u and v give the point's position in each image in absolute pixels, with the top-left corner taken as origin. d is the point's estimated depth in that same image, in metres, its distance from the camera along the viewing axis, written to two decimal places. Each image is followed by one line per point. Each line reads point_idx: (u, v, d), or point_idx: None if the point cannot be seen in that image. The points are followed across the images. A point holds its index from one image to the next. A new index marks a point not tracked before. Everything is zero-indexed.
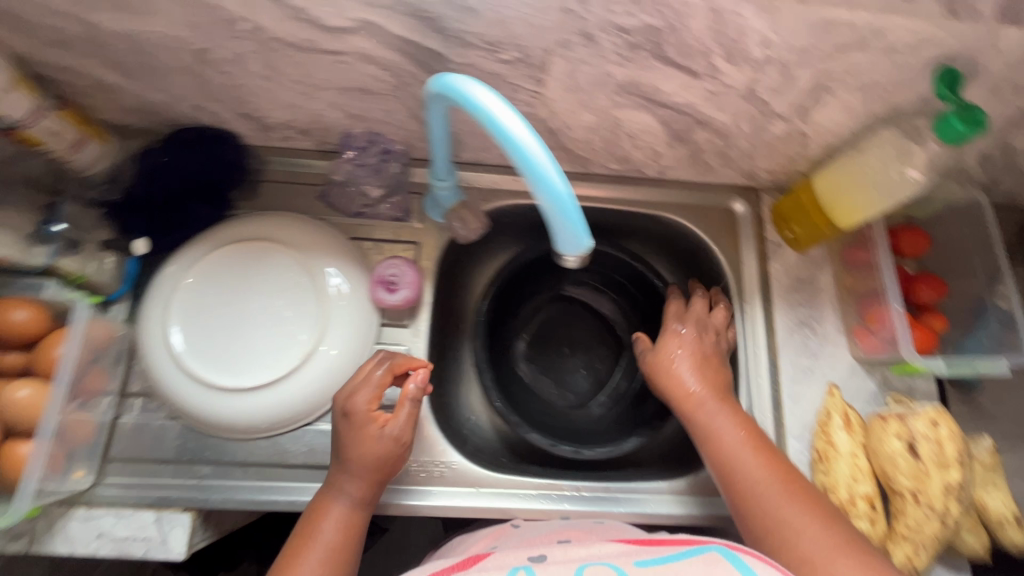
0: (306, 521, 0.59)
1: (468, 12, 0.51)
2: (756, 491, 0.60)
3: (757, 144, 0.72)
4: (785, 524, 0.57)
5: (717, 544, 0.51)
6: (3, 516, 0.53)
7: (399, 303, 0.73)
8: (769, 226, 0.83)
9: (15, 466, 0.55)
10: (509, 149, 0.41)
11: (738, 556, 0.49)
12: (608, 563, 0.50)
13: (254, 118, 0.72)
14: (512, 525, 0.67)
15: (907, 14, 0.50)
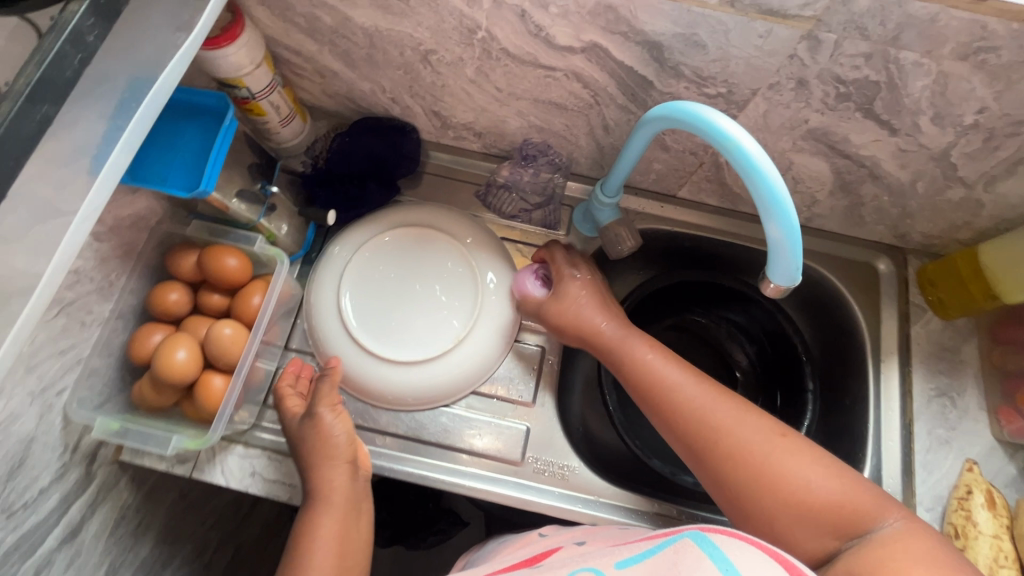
0: (302, 518, 0.61)
1: (696, 47, 0.55)
2: (764, 456, 0.56)
3: (924, 206, 0.72)
4: (827, 503, 0.52)
5: (690, 530, 0.45)
6: (203, 440, 0.60)
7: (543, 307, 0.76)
8: (912, 288, 0.82)
9: (213, 398, 0.62)
10: (753, 179, 0.44)
11: (711, 540, 0.43)
12: (590, 567, 0.47)
13: (440, 117, 0.78)
14: (540, 534, 0.66)
15: None
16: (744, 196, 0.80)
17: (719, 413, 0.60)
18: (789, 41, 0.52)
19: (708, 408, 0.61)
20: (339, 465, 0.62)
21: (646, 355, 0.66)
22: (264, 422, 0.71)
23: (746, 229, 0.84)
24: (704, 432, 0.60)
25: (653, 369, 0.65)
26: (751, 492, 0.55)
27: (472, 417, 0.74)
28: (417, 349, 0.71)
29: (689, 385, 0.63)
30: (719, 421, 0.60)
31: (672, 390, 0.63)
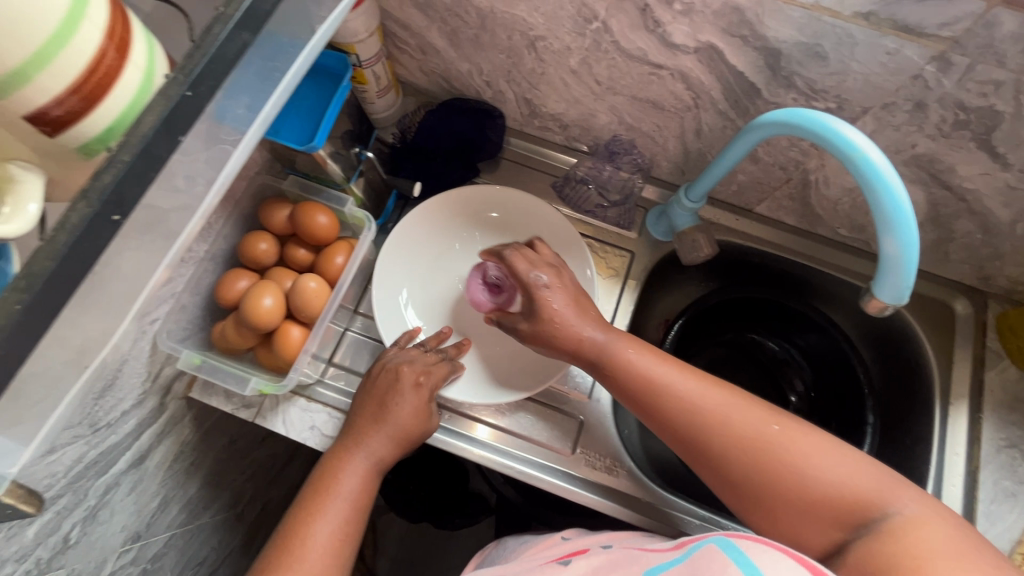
0: (324, 468, 0.58)
1: (816, 58, 0.54)
2: (775, 448, 0.52)
3: (1018, 249, 0.70)
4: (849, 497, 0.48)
5: (713, 537, 0.44)
6: (281, 386, 0.62)
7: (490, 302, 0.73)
8: (991, 334, 0.79)
9: (291, 347, 0.64)
10: (879, 194, 0.44)
11: (734, 545, 0.43)
12: None
13: (530, 105, 0.79)
14: (561, 538, 0.62)
15: None
16: (824, 218, 0.79)
17: (739, 428, 0.54)
18: (916, 61, 0.51)
19: (696, 398, 0.56)
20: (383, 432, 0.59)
21: (645, 363, 0.59)
22: (327, 379, 0.72)
23: (821, 253, 0.83)
24: (724, 440, 0.54)
25: (642, 369, 0.58)
26: (767, 497, 0.51)
27: (527, 402, 0.74)
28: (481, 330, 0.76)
29: (683, 382, 0.57)
30: (734, 426, 0.54)
31: (682, 395, 0.56)
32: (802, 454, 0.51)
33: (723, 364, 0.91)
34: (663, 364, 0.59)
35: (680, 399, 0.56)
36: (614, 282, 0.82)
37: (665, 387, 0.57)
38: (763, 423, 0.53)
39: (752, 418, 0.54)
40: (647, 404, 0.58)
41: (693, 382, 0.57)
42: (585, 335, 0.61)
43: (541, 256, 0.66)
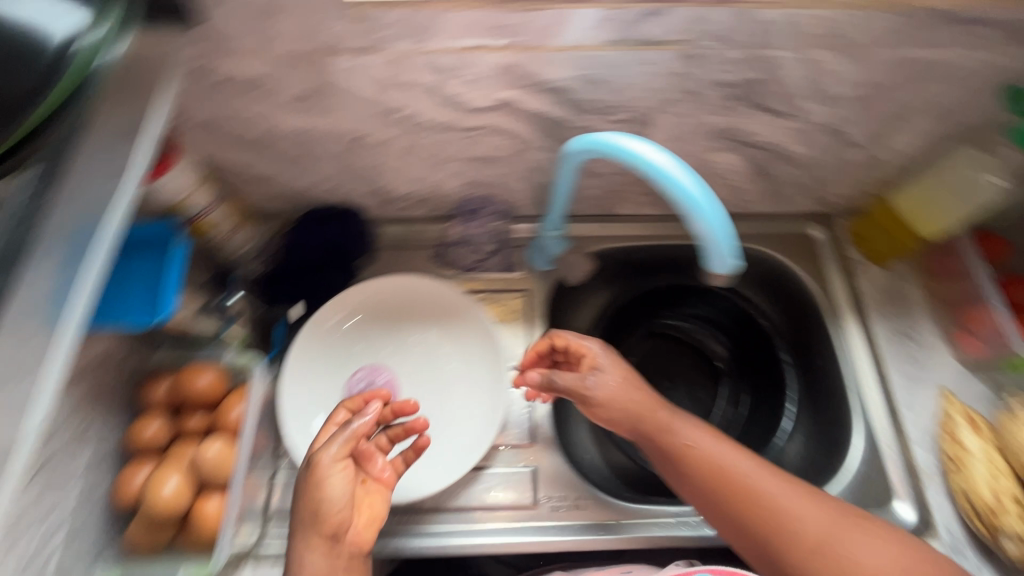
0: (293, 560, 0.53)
1: (594, 83, 0.61)
2: (791, 524, 0.58)
3: (834, 173, 0.79)
4: (844, 549, 0.57)
5: None
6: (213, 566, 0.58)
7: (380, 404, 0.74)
8: (849, 247, 0.88)
9: (211, 521, 0.60)
10: (670, 186, 0.48)
11: None
12: None
13: (381, 193, 0.81)
14: None
15: (968, 48, 0.58)
16: None
17: (760, 481, 0.61)
18: (670, 61, 0.58)
19: (753, 480, 0.61)
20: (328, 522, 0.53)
21: (698, 440, 0.64)
22: (269, 535, 0.67)
23: (688, 229, 0.90)
24: (746, 502, 0.60)
25: (699, 451, 0.63)
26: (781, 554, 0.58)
27: (479, 471, 0.73)
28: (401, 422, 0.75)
29: (754, 467, 0.62)
30: (789, 515, 0.59)
31: (740, 464, 0.62)
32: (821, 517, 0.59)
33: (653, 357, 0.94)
34: (743, 450, 0.64)
35: (711, 458, 0.63)
36: (519, 323, 0.84)
37: (716, 469, 0.62)
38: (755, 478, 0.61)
39: (766, 479, 0.61)
40: (717, 488, 0.61)
41: (689, 445, 0.64)
42: (615, 403, 0.66)
43: (580, 344, 0.69)
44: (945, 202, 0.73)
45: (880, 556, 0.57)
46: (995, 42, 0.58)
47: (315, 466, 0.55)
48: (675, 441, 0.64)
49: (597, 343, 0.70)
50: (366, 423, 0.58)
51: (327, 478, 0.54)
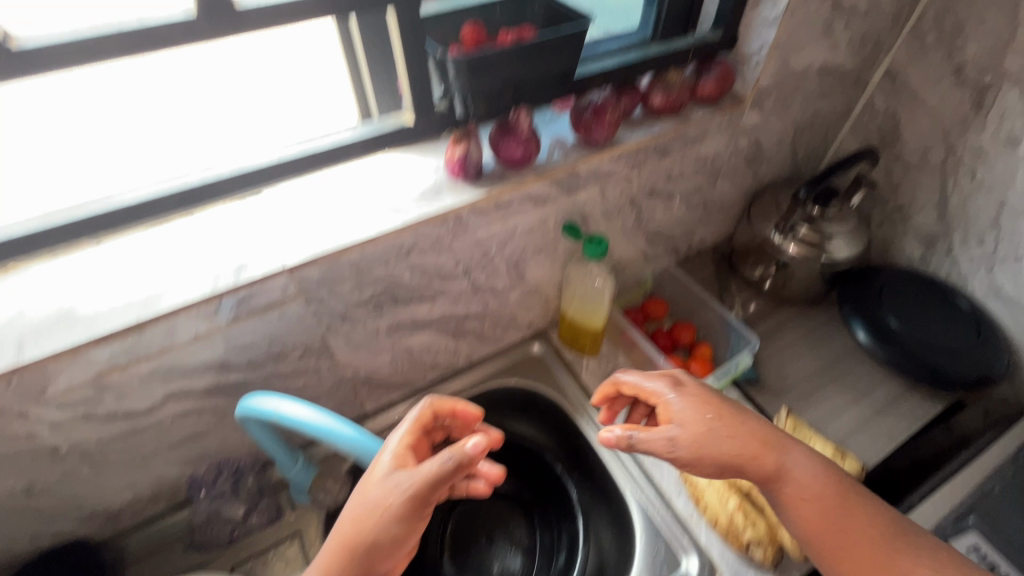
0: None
1: (246, 346, 0.68)
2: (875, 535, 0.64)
3: (515, 308, 0.95)
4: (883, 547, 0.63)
5: None
6: None
7: None
8: (566, 349, 1.02)
9: None
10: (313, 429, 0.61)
11: None
12: None
13: (99, 514, 0.76)
14: None
15: (521, 215, 0.77)
16: (411, 379, 0.94)
17: (818, 484, 0.68)
18: (299, 308, 0.68)
19: (830, 485, 0.68)
20: (401, 547, 0.55)
21: (808, 471, 0.68)
22: None
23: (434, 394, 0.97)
24: (817, 544, 0.66)
25: (816, 474, 0.68)
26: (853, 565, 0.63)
27: None
28: None
29: (799, 467, 0.69)
30: (859, 544, 0.64)
31: (810, 501, 0.67)
32: (869, 530, 0.65)
33: (464, 525, 0.91)
34: (791, 450, 0.69)
35: (793, 489, 0.68)
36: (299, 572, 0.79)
37: (801, 481, 0.68)
38: (828, 504, 0.67)
39: (800, 467, 0.68)
40: (814, 510, 0.66)
41: (799, 496, 0.67)
42: (727, 448, 0.68)
43: (665, 383, 0.74)
44: (588, 303, 0.91)
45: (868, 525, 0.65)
46: (536, 206, 0.78)
47: (359, 508, 0.55)
48: (759, 460, 0.68)
49: (669, 395, 0.72)
50: (438, 464, 0.54)
51: (370, 494, 0.56)
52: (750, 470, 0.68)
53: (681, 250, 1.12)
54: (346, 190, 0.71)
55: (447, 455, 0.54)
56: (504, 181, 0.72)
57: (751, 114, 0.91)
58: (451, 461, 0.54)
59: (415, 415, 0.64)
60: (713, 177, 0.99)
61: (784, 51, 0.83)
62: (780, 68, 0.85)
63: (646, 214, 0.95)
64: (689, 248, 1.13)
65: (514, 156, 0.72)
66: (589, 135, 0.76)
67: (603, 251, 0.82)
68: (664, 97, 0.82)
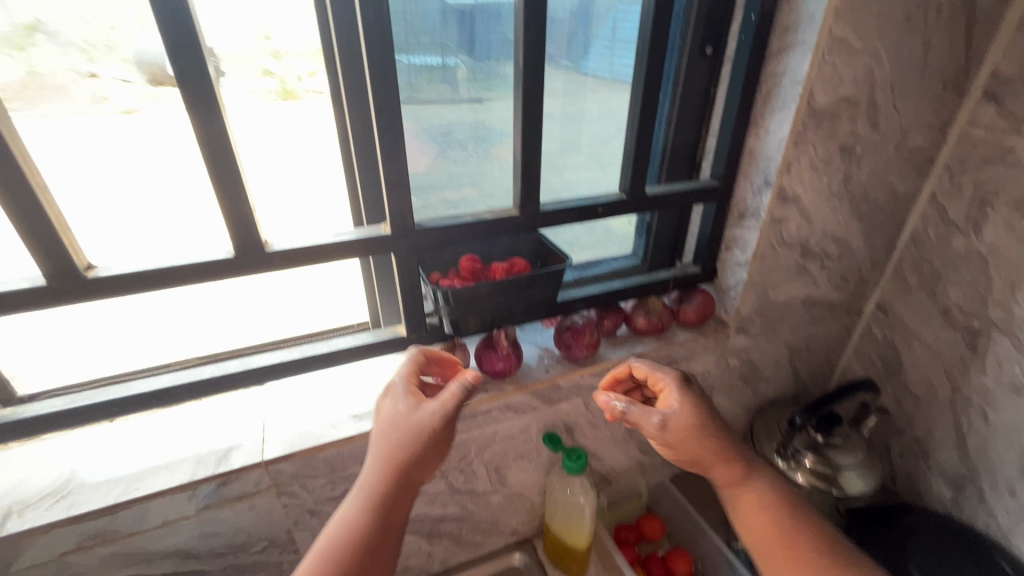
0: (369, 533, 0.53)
1: (210, 535, 0.70)
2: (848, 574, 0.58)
3: (495, 513, 0.92)
4: None
5: None
6: None
7: None
8: (549, 565, 0.95)
9: None
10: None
11: None
12: None
13: None
14: None
15: (501, 422, 0.80)
16: None
17: (805, 521, 0.62)
18: (270, 501, 0.70)
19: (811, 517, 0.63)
20: (411, 494, 0.56)
21: (769, 494, 0.64)
22: None
23: None
24: (761, 546, 0.62)
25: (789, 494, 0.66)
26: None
27: None
28: None
29: (797, 508, 0.64)
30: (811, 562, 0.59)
31: (764, 527, 0.62)
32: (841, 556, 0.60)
33: None
34: (763, 491, 0.65)
35: (746, 509, 0.64)
36: None
37: (796, 515, 0.63)
38: (786, 531, 0.62)
39: (795, 511, 0.64)
40: (787, 525, 0.62)
41: (764, 510, 0.64)
42: (703, 444, 0.64)
43: (675, 376, 0.70)
44: (571, 521, 0.87)
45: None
46: (516, 414, 0.81)
47: (390, 423, 0.57)
48: (729, 470, 0.65)
49: (677, 387, 0.68)
50: (450, 392, 0.57)
51: (386, 417, 0.58)
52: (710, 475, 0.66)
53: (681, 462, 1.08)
54: (342, 385, 0.79)
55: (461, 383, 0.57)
56: (485, 391, 0.77)
57: (738, 338, 0.95)
58: (462, 388, 0.57)
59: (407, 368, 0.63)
60: (707, 392, 1.00)
61: (762, 287, 0.90)
62: (760, 301, 0.92)
63: None
64: None
65: (495, 369, 0.78)
66: (569, 353, 0.82)
67: (582, 467, 0.81)
68: (645, 322, 0.88)
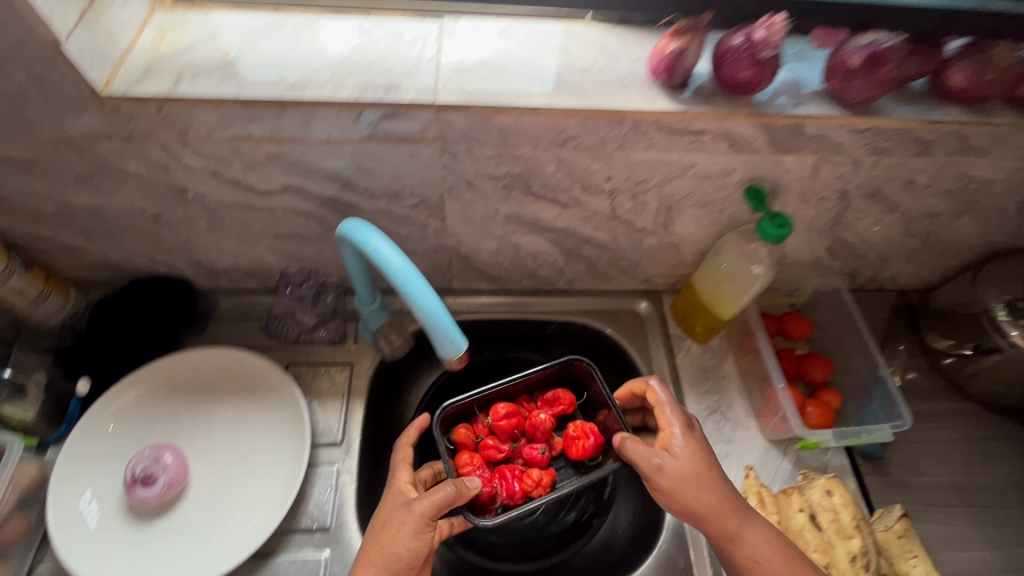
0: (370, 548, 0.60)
1: (369, 172, 0.65)
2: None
3: (641, 255, 0.83)
4: None
5: None
6: None
7: (162, 492, 0.69)
8: (672, 323, 0.92)
9: None
10: (413, 290, 0.51)
11: None
12: None
13: (204, 265, 0.82)
14: None
15: (707, 153, 0.63)
16: (505, 276, 0.88)
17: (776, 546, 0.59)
18: (434, 157, 0.63)
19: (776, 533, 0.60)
20: (414, 532, 0.60)
21: (767, 545, 0.59)
22: None
23: (520, 302, 0.93)
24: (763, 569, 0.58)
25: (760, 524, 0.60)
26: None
27: (266, 559, 0.70)
28: (240, 496, 0.72)
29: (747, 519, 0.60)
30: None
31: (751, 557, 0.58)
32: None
33: None
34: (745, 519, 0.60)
35: (727, 549, 0.59)
36: (338, 396, 0.82)
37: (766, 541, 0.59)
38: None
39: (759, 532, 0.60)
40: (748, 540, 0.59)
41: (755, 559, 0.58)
42: (697, 502, 0.60)
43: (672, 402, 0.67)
44: (729, 287, 0.77)
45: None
46: (729, 149, 0.63)
47: (388, 524, 0.61)
48: (714, 501, 0.60)
49: (683, 427, 0.64)
50: (442, 491, 0.62)
51: (388, 512, 0.63)
52: (711, 530, 0.60)
53: (860, 277, 0.91)
54: (524, 46, 0.62)
55: (449, 486, 0.63)
56: (709, 105, 0.58)
57: None
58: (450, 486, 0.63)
59: (402, 457, 0.69)
60: (962, 207, 0.76)
61: None
62: None
63: (848, 217, 0.76)
64: (869, 279, 0.92)
65: (737, 79, 0.57)
66: (844, 87, 0.58)
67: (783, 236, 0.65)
68: (970, 79, 0.59)
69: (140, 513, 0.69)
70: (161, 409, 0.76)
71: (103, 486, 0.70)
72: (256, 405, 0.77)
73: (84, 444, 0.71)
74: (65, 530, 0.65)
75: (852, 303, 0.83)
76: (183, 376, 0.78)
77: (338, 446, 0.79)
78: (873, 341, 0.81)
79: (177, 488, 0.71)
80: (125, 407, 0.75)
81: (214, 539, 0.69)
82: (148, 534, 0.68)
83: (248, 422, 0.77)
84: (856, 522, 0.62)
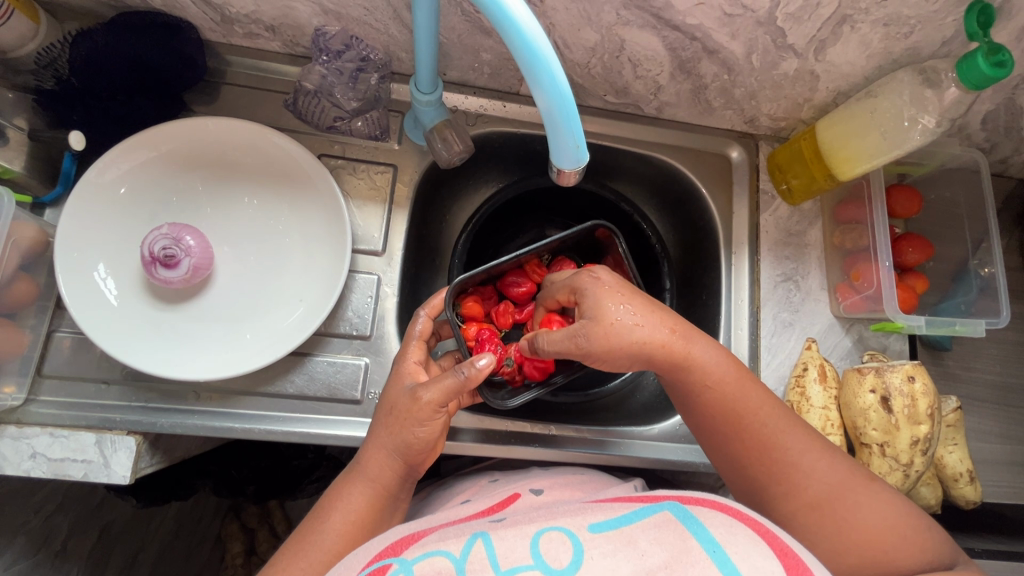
0: (364, 454, 0.56)
1: None
2: (778, 455, 0.52)
3: (764, 84, 0.67)
4: (836, 494, 0.51)
5: (671, 501, 0.46)
6: None
7: (191, 253, 0.61)
8: (764, 175, 0.78)
9: None
10: (539, 76, 0.38)
11: (693, 515, 0.44)
12: (561, 528, 0.44)
13: (214, 7, 0.63)
14: (488, 480, 0.68)
15: None
16: (588, 87, 0.71)
17: (776, 422, 0.54)
18: None
19: (783, 433, 0.53)
20: (419, 427, 0.55)
21: (719, 368, 0.55)
22: (41, 396, 0.61)
23: (594, 123, 0.76)
24: (749, 445, 0.53)
25: (726, 386, 0.55)
26: (760, 462, 0.53)
27: (304, 357, 0.66)
28: (273, 294, 0.65)
29: (709, 355, 0.55)
30: (766, 422, 0.53)
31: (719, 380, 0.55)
32: (794, 442, 0.53)
33: None
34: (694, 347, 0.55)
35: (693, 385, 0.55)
36: (378, 201, 0.71)
37: (745, 418, 0.54)
38: (759, 403, 0.54)
39: (766, 408, 0.54)
40: (733, 428, 0.54)
41: (719, 381, 0.55)
42: (622, 352, 0.53)
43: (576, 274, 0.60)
44: (870, 139, 0.64)
45: (829, 473, 0.52)
46: None
47: (390, 418, 0.56)
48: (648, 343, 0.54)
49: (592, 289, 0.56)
50: (449, 377, 0.55)
51: (396, 398, 0.56)
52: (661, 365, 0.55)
53: (994, 153, 0.77)
54: None
55: (459, 374, 0.54)
56: None
57: None
58: (462, 378, 0.54)
59: (416, 332, 0.61)
60: None
61: None
62: None
63: None
64: (1000, 160, 0.79)
65: None
66: None
67: (991, 80, 0.53)
68: None
69: (164, 294, 0.63)
70: (174, 185, 0.64)
71: (117, 259, 0.62)
72: (286, 196, 0.67)
73: (92, 208, 0.61)
74: (84, 301, 0.59)
75: (989, 186, 0.72)
76: (198, 149, 0.65)
77: (378, 256, 0.70)
78: (994, 229, 0.72)
79: (199, 239, 0.62)
80: (129, 176, 0.62)
81: (247, 332, 0.64)
82: (170, 321, 0.62)
83: (278, 214, 0.67)
84: (930, 411, 0.61)
